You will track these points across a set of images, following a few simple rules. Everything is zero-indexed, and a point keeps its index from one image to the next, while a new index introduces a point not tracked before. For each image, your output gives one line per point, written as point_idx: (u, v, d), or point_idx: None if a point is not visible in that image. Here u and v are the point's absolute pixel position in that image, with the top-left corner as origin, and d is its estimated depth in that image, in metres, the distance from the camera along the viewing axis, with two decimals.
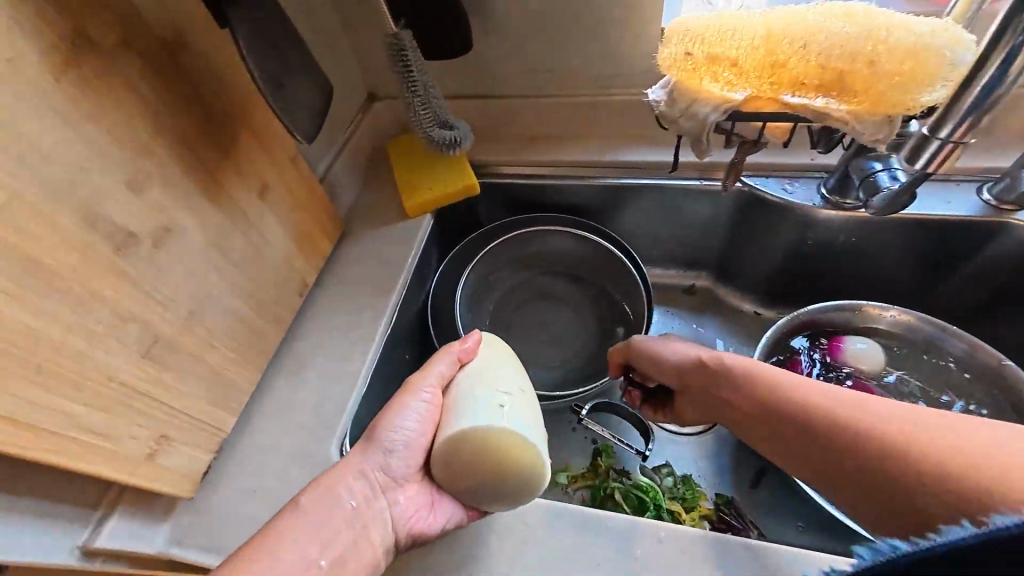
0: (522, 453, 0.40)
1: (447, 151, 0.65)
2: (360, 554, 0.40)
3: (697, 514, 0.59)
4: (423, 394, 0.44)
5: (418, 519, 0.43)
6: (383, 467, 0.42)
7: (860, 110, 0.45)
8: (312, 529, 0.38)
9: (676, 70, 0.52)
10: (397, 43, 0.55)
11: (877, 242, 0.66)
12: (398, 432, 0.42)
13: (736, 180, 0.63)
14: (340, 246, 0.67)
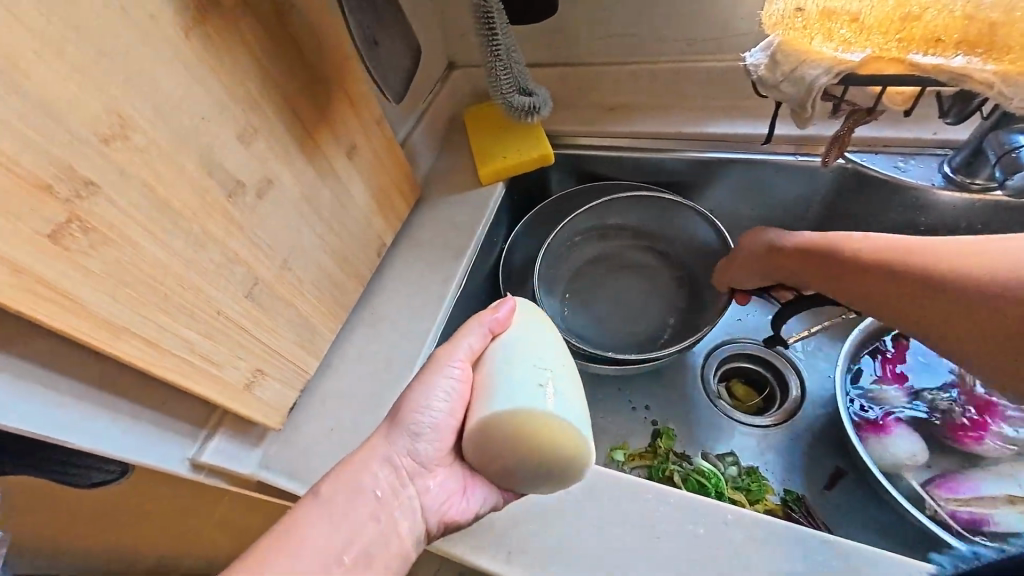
0: (561, 438, 0.38)
1: (524, 118, 0.65)
2: (390, 538, 0.40)
3: (762, 507, 0.57)
4: (453, 372, 0.42)
5: (450, 500, 0.43)
6: (409, 451, 0.42)
7: (1012, 71, 0.40)
8: (335, 518, 0.39)
9: (783, 29, 0.49)
10: (482, 5, 0.54)
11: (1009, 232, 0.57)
12: (425, 415, 0.42)
13: (839, 155, 0.57)
14: (416, 211, 0.70)
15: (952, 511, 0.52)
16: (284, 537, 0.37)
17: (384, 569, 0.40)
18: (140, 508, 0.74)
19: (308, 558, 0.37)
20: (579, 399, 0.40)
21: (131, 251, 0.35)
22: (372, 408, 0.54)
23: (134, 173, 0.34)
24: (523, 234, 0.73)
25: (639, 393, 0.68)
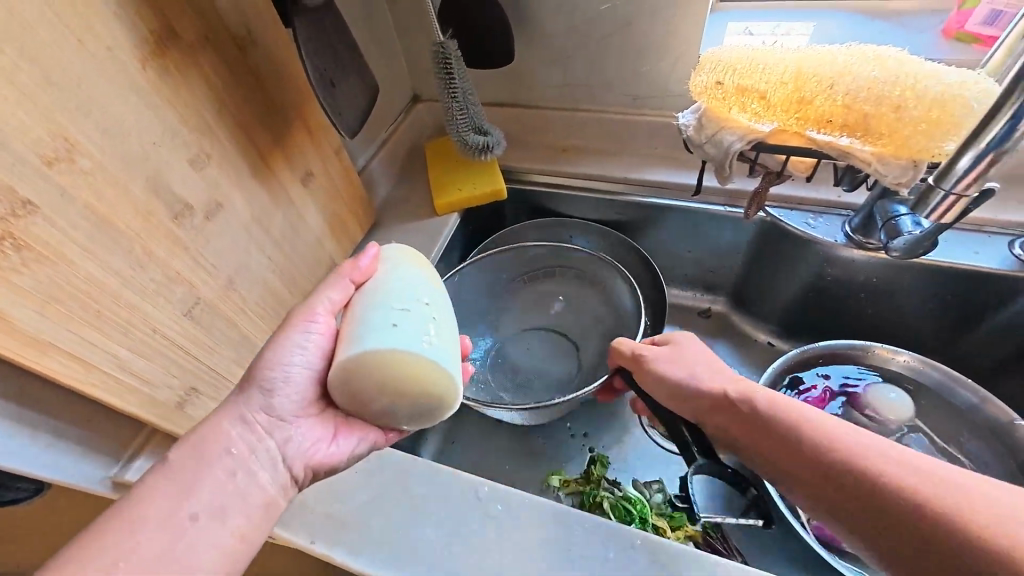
0: (424, 374, 0.38)
1: (478, 155, 0.68)
2: (251, 493, 0.40)
3: (683, 533, 0.59)
4: (313, 323, 0.43)
5: (316, 449, 0.44)
6: (263, 405, 0.42)
7: (884, 153, 0.46)
8: (185, 482, 0.38)
9: (707, 97, 0.55)
10: (442, 51, 0.59)
11: (899, 287, 0.64)
12: (283, 369, 0.42)
13: (759, 210, 0.64)
14: (370, 235, 0.72)
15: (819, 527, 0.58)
16: (123, 510, 0.36)
17: (248, 524, 0.39)
18: (53, 528, 0.70)
19: (159, 527, 0.36)
20: (438, 335, 0.39)
21: (67, 270, 0.35)
22: None
23: (76, 194, 0.35)
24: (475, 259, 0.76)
25: (579, 421, 0.72)
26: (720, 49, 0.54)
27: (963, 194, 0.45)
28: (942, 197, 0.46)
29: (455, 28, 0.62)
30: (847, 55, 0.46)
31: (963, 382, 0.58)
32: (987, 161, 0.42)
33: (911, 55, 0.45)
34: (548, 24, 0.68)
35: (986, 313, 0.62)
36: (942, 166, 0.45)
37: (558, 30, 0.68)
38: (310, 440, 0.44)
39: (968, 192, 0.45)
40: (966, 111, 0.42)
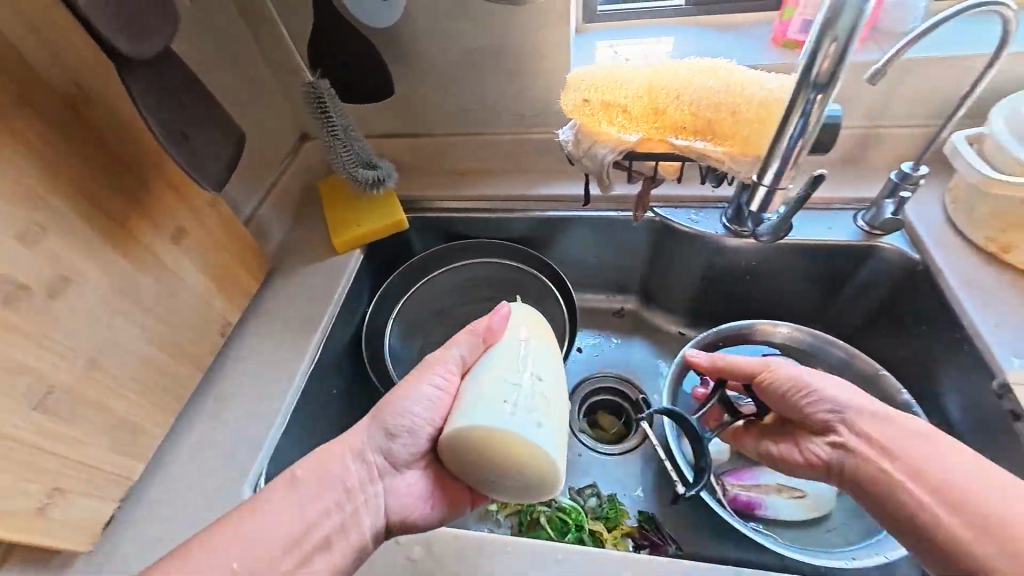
0: (530, 452, 0.40)
1: (371, 189, 0.68)
2: (350, 536, 0.44)
3: (619, 532, 0.62)
4: (427, 386, 0.47)
5: (416, 500, 0.49)
6: (390, 450, 0.48)
7: (733, 152, 0.51)
8: (304, 501, 0.44)
9: (579, 113, 0.57)
10: (314, 91, 0.57)
11: (777, 266, 0.71)
12: (403, 418, 0.47)
13: (645, 211, 0.68)
14: (267, 283, 0.68)
15: (733, 496, 0.58)
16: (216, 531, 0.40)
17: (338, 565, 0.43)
18: None
19: (256, 538, 0.40)
20: (558, 416, 0.43)
21: None
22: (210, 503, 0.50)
23: None
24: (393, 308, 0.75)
25: None
26: (583, 68, 0.57)
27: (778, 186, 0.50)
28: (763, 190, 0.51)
29: (324, 68, 0.63)
30: (687, 69, 0.51)
31: (831, 342, 0.65)
32: (790, 155, 0.47)
33: (738, 64, 0.51)
34: (422, 55, 0.68)
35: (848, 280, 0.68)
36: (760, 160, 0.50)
37: (432, 61, 0.68)
38: (409, 490, 0.49)
39: (784, 185, 0.51)
40: None
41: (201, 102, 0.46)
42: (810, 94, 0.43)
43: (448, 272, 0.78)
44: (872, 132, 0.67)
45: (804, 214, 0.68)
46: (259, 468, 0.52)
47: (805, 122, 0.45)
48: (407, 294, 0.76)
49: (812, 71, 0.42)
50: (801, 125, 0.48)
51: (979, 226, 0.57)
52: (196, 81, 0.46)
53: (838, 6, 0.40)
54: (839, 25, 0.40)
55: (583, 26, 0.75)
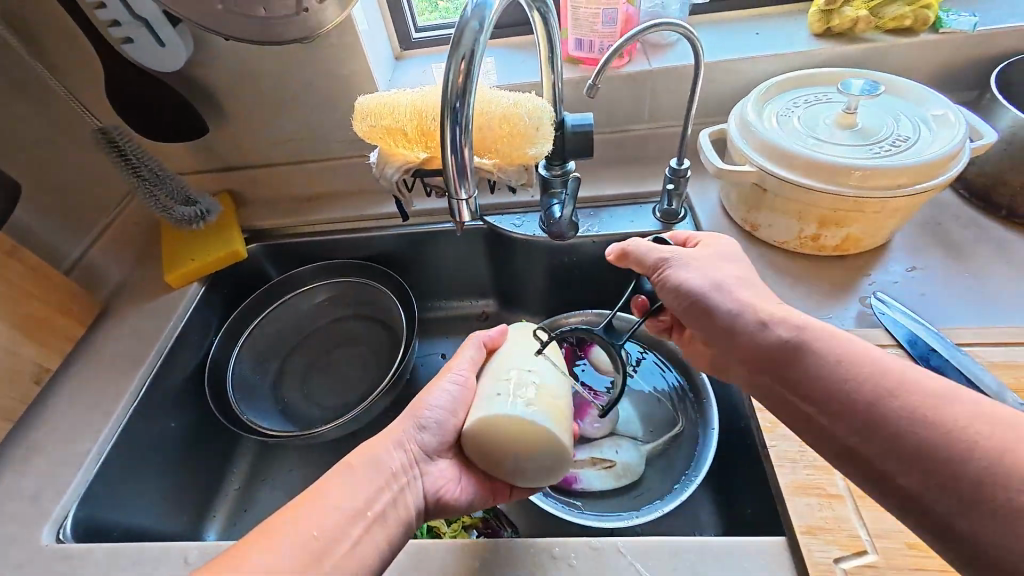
0: (524, 429, 0.46)
1: (193, 224, 0.73)
2: (393, 509, 0.45)
3: (459, 525, 0.64)
4: (452, 382, 0.51)
5: (449, 487, 0.50)
6: (421, 442, 0.50)
7: (501, 163, 0.56)
8: (361, 484, 0.45)
9: (375, 138, 0.60)
10: (107, 137, 0.63)
11: (600, 262, 0.75)
12: (431, 410, 0.50)
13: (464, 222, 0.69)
14: (98, 326, 0.69)
15: None
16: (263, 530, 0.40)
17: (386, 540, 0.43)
18: None
19: (318, 514, 0.42)
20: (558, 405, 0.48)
21: None
22: (10, 552, 0.51)
23: None
24: (241, 338, 0.75)
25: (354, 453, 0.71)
26: (371, 95, 0.60)
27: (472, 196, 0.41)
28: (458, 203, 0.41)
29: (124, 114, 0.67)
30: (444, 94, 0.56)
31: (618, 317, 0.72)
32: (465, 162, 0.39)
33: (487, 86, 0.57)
34: (236, 91, 0.71)
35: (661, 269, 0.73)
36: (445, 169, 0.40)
37: (246, 93, 0.72)
38: (446, 480, 0.50)
39: (467, 193, 0.41)
40: (532, 121, 0.52)
41: None
42: (457, 83, 0.36)
43: (298, 295, 0.80)
44: (660, 133, 0.74)
45: (613, 211, 0.74)
46: (65, 510, 0.54)
47: (459, 130, 0.37)
48: (255, 320, 0.77)
49: (448, 87, 0.36)
50: (544, 135, 0.54)
51: (735, 208, 0.65)
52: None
53: (458, 34, 0.36)
54: (460, 48, 0.36)
55: (403, 52, 0.82)
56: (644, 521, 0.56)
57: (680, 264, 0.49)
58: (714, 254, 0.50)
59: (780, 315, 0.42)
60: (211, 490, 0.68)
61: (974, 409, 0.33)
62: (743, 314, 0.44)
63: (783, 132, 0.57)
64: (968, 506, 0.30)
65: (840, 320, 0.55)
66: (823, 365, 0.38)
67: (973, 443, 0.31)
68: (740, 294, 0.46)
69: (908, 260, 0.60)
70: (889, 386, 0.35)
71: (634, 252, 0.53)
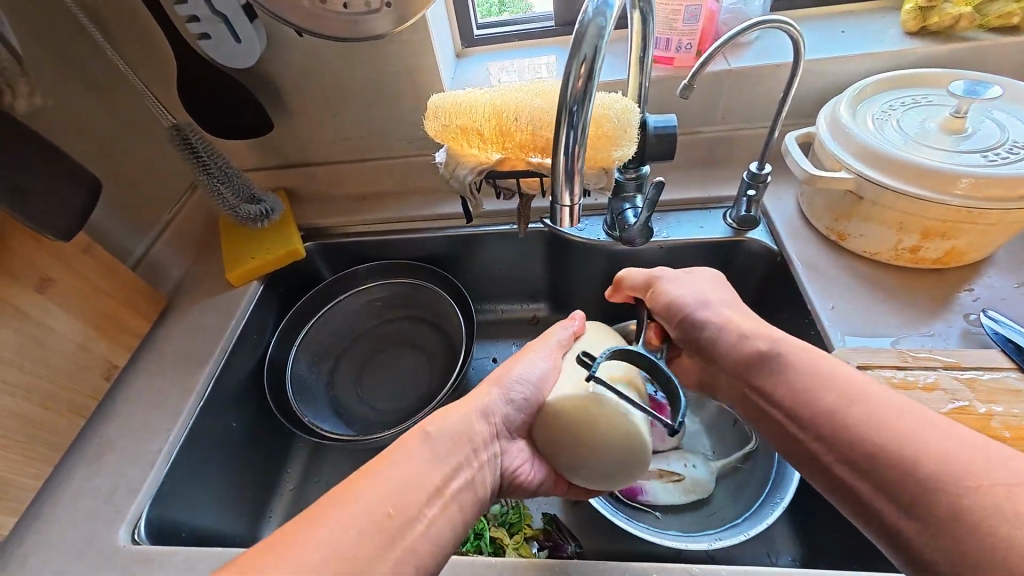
0: (606, 422, 0.45)
1: (257, 222, 0.73)
2: (473, 484, 0.42)
3: (521, 536, 0.61)
4: (542, 358, 0.50)
5: (525, 468, 0.48)
6: (506, 417, 0.47)
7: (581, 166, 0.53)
8: (437, 455, 0.40)
9: (445, 138, 0.58)
10: (179, 134, 0.63)
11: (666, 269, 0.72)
12: (519, 381, 0.48)
13: (530, 225, 0.68)
14: (161, 324, 0.69)
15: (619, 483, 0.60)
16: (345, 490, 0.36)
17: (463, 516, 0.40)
18: None
19: (396, 484, 0.37)
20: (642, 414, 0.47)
21: None
22: (86, 551, 0.50)
23: None
24: (298, 337, 0.74)
25: None
26: (444, 94, 0.59)
27: (573, 201, 0.41)
28: (560, 208, 0.41)
29: (193, 110, 0.66)
30: (522, 93, 0.54)
31: None
32: (576, 164, 0.39)
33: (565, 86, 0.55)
34: (302, 87, 0.70)
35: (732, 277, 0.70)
36: (550, 174, 0.40)
37: (310, 90, 0.71)
38: (521, 461, 0.48)
39: (570, 199, 0.41)
40: (621, 120, 0.49)
41: (46, 159, 0.51)
42: (574, 83, 0.36)
43: (354, 296, 0.79)
44: (734, 135, 0.71)
45: (681, 216, 0.71)
46: (138, 512, 0.53)
47: (574, 135, 0.37)
48: (312, 319, 0.76)
49: (567, 90, 0.36)
50: (631, 136, 0.51)
51: (820, 216, 0.62)
52: (33, 137, 0.50)
53: (579, 34, 0.35)
54: (582, 51, 0.35)
55: (464, 49, 0.80)
56: (732, 543, 0.53)
57: (670, 283, 0.53)
58: (703, 278, 0.53)
59: (755, 330, 0.45)
60: (269, 491, 0.67)
61: (926, 420, 0.32)
62: (724, 328, 0.46)
63: (882, 136, 0.54)
64: (906, 508, 0.30)
65: (944, 337, 0.52)
66: (784, 373, 0.40)
67: (913, 449, 0.31)
68: (721, 311, 0.48)
69: (1015, 276, 0.56)
70: (837, 392, 0.36)
71: (631, 279, 0.56)
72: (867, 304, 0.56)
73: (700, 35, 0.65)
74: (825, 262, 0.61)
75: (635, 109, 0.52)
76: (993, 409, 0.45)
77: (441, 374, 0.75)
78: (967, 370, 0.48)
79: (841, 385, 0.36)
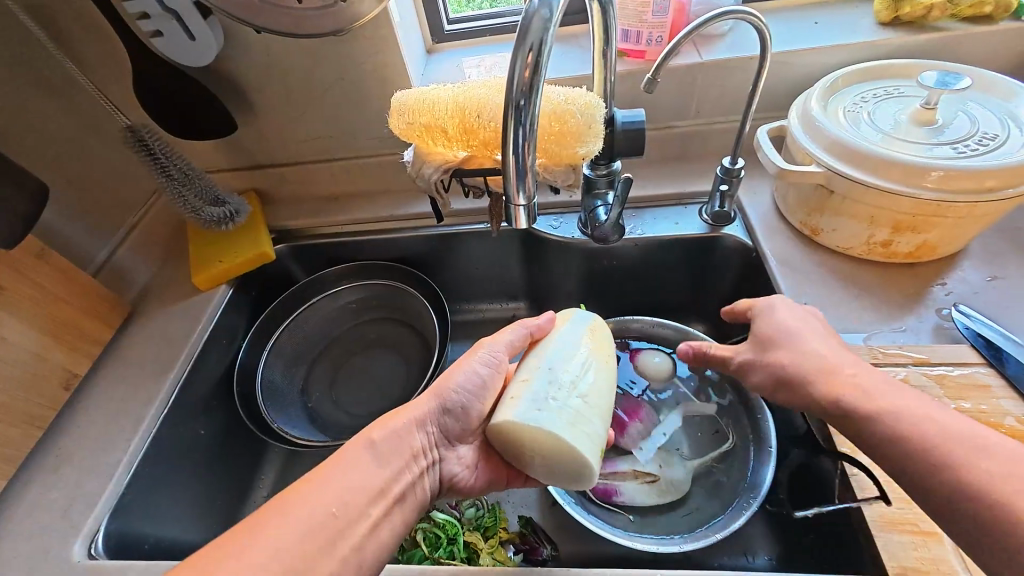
0: (540, 438, 0.40)
1: (221, 225, 0.71)
2: (415, 490, 0.42)
3: (496, 540, 0.60)
4: (485, 362, 0.47)
5: (468, 472, 0.48)
6: (443, 426, 0.46)
7: (546, 164, 0.52)
8: (382, 459, 0.40)
9: (409, 136, 0.57)
10: (134, 135, 0.61)
11: (642, 265, 0.71)
12: (458, 391, 0.46)
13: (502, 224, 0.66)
14: (126, 331, 0.68)
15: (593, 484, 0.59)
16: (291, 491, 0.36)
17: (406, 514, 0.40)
18: None
19: (341, 487, 0.37)
20: (575, 415, 0.40)
21: None
22: (40, 566, 0.49)
23: None
24: (268, 341, 0.73)
25: None
26: (407, 91, 0.57)
27: (528, 200, 0.40)
28: (515, 208, 0.40)
29: (155, 112, 0.65)
30: (484, 88, 0.52)
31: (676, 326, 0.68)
32: (527, 161, 0.37)
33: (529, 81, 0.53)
34: (267, 86, 0.69)
35: (709, 273, 0.69)
36: (502, 172, 0.39)
37: (275, 90, 0.69)
38: (462, 466, 0.47)
39: (525, 198, 0.39)
40: (584, 116, 0.48)
41: None
42: (521, 77, 0.34)
43: (327, 299, 0.78)
44: (710, 128, 0.70)
45: (656, 212, 0.70)
46: (95, 525, 0.52)
47: (524, 130, 0.36)
48: (285, 323, 0.74)
49: (513, 82, 0.34)
50: (596, 132, 0.49)
51: (793, 211, 0.61)
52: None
53: (525, 24, 0.34)
54: (528, 41, 0.34)
55: (434, 45, 0.79)
56: (705, 543, 0.52)
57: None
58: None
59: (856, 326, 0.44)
60: (241, 499, 0.66)
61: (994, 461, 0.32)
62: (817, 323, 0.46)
63: (852, 129, 0.53)
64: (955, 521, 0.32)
65: (916, 332, 0.52)
66: (856, 409, 0.39)
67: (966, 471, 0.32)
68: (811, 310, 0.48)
69: (988, 269, 0.55)
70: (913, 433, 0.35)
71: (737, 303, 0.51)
72: (840, 301, 0.55)
73: (670, 27, 0.64)
74: (799, 257, 0.60)
75: (600, 103, 0.50)
76: (961, 405, 0.44)
77: (417, 377, 0.73)
78: (937, 367, 0.47)
79: (915, 426, 0.35)
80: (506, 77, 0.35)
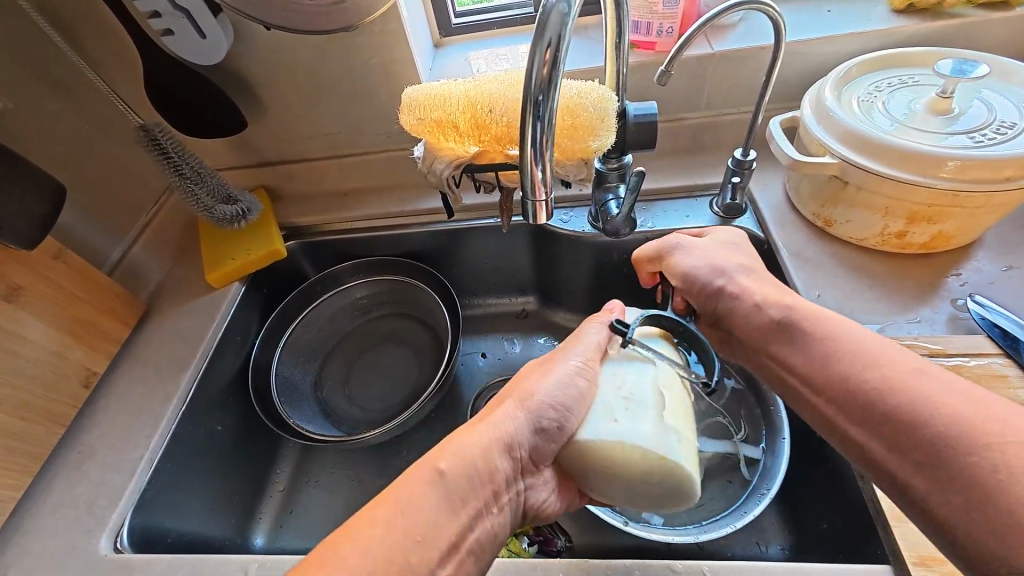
0: (631, 455, 0.40)
1: (235, 222, 0.72)
2: (493, 525, 0.39)
3: (511, 532, 0.60)
4: (575, 371, 0.44)
5: (549, 498, 0.45)
6: (533, 448, 0.42)
7: (558, 158, 0.51)
8: (451, 503, 0.36)
9: (420, 133, 0.57)
10: (149, 135, 0.62)
11: None
12: (552, 405, 0.42)
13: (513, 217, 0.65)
14: (141, 329, 0.68)
15: None
16: (343, 543, 0.33)
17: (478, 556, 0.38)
18: None
19: (403, 540, 0.34)
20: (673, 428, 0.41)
21: None
22: (66, 561, 0.50)
23: None
24: (281, 338, 0.73)
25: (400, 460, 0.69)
26: (418, 87, 0.57)
27: (546, 197, 0.40)
28: (532, 205, 0.41)
29: (167, 111, 0.65)
30: (496, 83, 0.52)
31: None
32: (544, 161, 0.38)
33: None
34: (276, 82, 0.69)
35: None
36: (519, 169, 0.39)
37: (283, 86, 0.69)
38: (546, 491, 0.44)
39: (542, 194, 0.40)
40: (597, 110, 0.48)
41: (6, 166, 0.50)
42: (539, 77, 0.34)
43: (338, 295, 0.78)
44: (720, 120, 0.70)
45: (666, 204, 0.70)
46: (120, 520, 0.53)
47: (542, 126, 0.36)
48: (296, 321, 0.75)
49: (532, 79, 0.35)
50: (608, 126, 0.49)
51: (806, 202, 0.61)
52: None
53: (542, 19, 0.34)
54: (545, 37, 0.34)
55: (442, 39, 0.78)
56: (719, 534, 0.52)
57: (683, 251, 0.51)
58: (717, 242, 0.51)
59: (773, 297, 0.43)
60: (258, 494, 0.67)
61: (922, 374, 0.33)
62: (743, 300, 0.45)
63: (866, 118, 0.52)
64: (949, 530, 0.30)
65: (931, 323, 0.52)
66: (806, 335, 0.40)
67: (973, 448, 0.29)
68: (740, 279, 0.47)
69: (1004, 259, 0.55)
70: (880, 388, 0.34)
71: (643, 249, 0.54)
72: (855, 291, 0.55)
73: (681, 18, 0.63)
74: (813, 249, 0.60)
75: (612, 96, 0.50)
76: None
77: (429, 372, 0.74)
78: (952, 357, 0.47)
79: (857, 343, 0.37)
80: (524, 77, 0.35)
